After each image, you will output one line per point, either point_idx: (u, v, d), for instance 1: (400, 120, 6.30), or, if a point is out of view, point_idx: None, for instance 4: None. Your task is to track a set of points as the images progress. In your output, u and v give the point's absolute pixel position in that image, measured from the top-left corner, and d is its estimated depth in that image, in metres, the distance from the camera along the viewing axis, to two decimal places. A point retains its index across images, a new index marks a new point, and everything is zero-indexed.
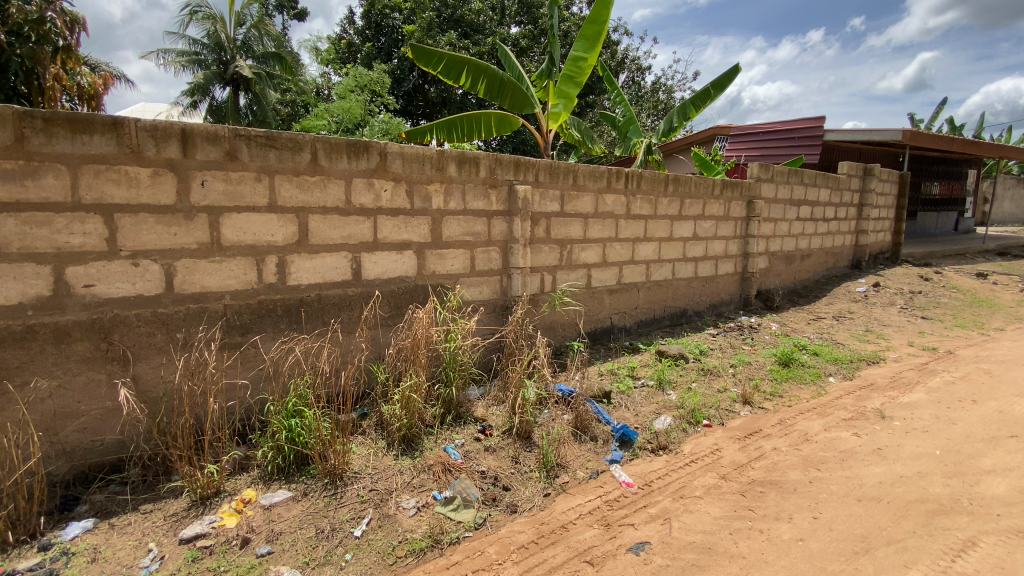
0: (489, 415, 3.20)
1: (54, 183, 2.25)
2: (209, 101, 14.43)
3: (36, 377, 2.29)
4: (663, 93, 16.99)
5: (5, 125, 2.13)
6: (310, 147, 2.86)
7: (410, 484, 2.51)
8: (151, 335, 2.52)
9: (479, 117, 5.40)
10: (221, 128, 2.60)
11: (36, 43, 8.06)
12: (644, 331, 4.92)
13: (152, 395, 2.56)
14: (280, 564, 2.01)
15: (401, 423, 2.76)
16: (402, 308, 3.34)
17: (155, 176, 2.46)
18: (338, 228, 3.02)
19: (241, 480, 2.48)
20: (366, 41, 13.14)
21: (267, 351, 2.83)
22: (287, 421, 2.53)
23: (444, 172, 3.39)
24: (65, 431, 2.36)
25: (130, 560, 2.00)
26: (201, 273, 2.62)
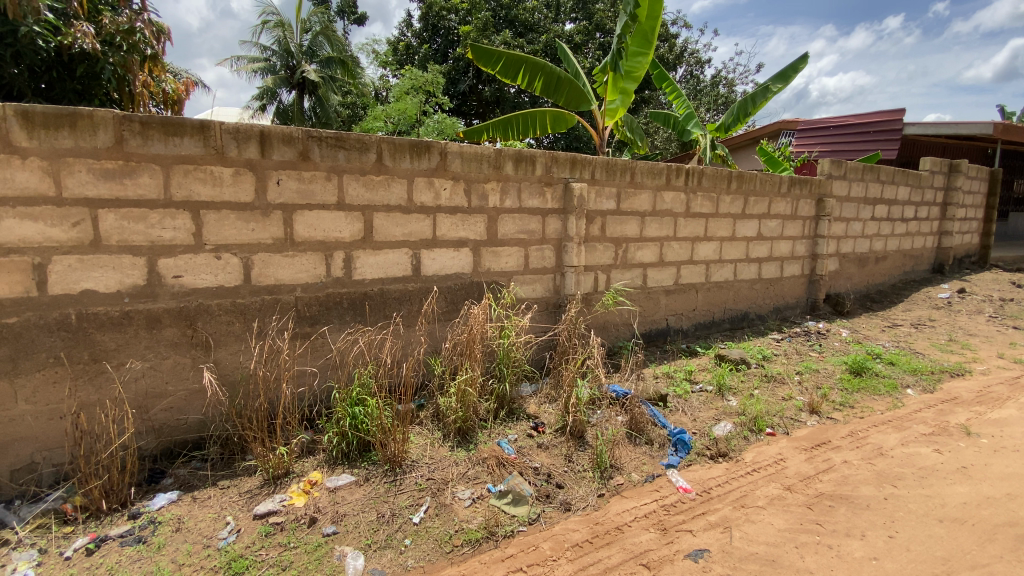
0: (541, 412, 3.20)
1: (148, 182, 2.45)
2: (277, 104, 15.24)
3: (131, 358, 2.50)
4: (723, 88, 16.39)
5: (108, 129, 2.35)
6: (376, 147, 2.97)
7: (465, 475, 2.56)
8: (230, 323, 2.70)
9: (535, 114, 5.36)
10: (295, 129, 2.74)
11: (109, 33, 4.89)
12: (701, 334, 4.77)
13: (231, 379, 2.74)
14: (344, 544, 2.10)
15: (457, 416, 2.82)
16: (458, 304, 3.40)
17: (236, 176, 2.63)
18: (400, 226, 3.12)
19: (308, 462, 2.62)
20: (423, 43, 13.46)
21: (334, 342, 2.98)
22: (351, 408, 2.65)
23: (501, 170, 3.42)
24: (155, 409, 2.58)
25: (210, 531, 2.16)
26: (276, 267, 2.79)
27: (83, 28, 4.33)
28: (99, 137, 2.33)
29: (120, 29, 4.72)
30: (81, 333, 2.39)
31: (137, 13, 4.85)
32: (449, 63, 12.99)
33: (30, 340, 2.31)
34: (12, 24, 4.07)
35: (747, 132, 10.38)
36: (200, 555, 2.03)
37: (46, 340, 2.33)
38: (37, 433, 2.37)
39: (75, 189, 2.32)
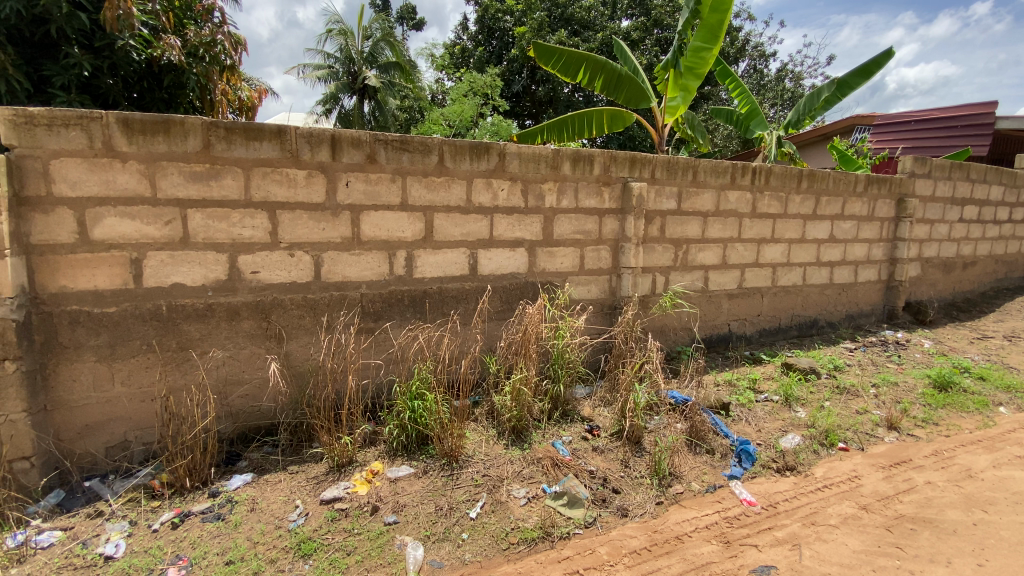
0: (596, 415, 3.17)
1: (232, 183, 2.63)
2: (339, 109, 15.91)
3: (213, 348, 2.69)
4: (789, 82, 15.59)
5: (197, 134, 2.53)
6: (438, 149, 3.04)
7: (520, 474, 2.57)
8: (301, 317, 2.85)
9: (592, 113, 5.29)
10: (364, 133, 2.85)
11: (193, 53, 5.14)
12: (766, 341, 4.56)
13: (300, 369, 2.89)
14: (404, 533, 2.17)
15: (512, 415, 2.84)
16: (514, 303, 3.42)
17: (309, 177, 2.78)
18: (459, 226, 3.18)
19: (370, 452, 2.72)
20: (479, 45, 13.65)
21: (395, 337, 3.08)
22: (411, 402, 2.72)
23: (559, 171, 3.41)
24: (233, 396, 2.76)
25: (280, 513, 2.29)
26: (343, 265, 2.91)
27: (172, 41, 4.70)
28: (188, 142, 2.52)
29: (204, 41, 5.06)
30: (170, 323, 2.60)
31: (218, 27, 5.22)
32: (503, 64, 13.10)
33: (126, 328, 2.54)
34: (111, 38, 4.45)
35: (816, 128, 9.80)
36: (272, 535, 2.16)
37: (141, 329, 2.55)
38: (131, 413, 2.60)
39: (167, 190, 2.52)
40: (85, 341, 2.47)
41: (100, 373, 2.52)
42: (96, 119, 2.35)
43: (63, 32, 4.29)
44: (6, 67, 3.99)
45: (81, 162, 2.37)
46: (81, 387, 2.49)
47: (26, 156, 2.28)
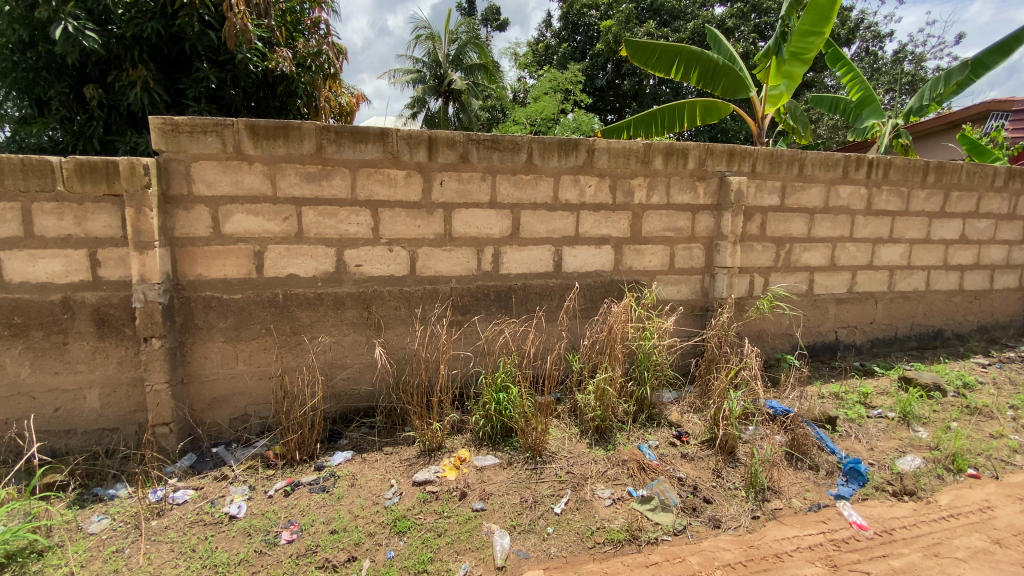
0: (684, 421, 3.05)
1: (339, 183, 2.84)
2: (426, 112, 16.59)
3: (320, 334, 2.94)
4: (908, 64, 14.00)
5: (311, 138, 2.75)
6: (528, 147, 3.07)
7: (605, 475, 2.54)
8: (397, 308, 3.03)
9: (683, 107, 5.08)
10: (457, 133, 2.95)
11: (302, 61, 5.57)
12: (878, 352, 4.15)
13: (396, 357, 3.08)
14: (491, 521, 2.23)
15: (595, 414, 2.81)
16: (599, 301, 3.39)
17: (408, 177, 2.93)
18: (545, 223, 3.20)
19: (458, 440, 2.83)
20: (563, 42, 13.58)
21: (482, 331, 3.17)
22: (496, 394, 2.79)
23: (650, 166, 3.30)
24: (336, 378, 3.01)
25: (377, 490, 2.45)
26: (436, 260, 3.05)
27: (284, 54, 5.15)
28: (304, 145, 2.75)
29: (311, 53, 5.54)
30: (285, 310, 2.87)
31: (324, 38, 5.69)
32: (588, 60, 12.95)
33: (249, 313, 2.83)
34: (232, 54, 4.94)
35: (942, 115, 8.71)
36: (371, 510, 2.31)
37: (261, 315, 2.84)
38: (251, 390, 2.90)
39: (285, 189, 2.78)
40: (215, 323, 2.79)
41: (227, 352, 2.83)
42: (228, 126, 2.64)
43: (195, 49, 4.85)
44: (148, 82, 4.63)
45: (215, 164, 2.67)
46: (211, 363, 2.82)
47: (172, 160, 2.62)
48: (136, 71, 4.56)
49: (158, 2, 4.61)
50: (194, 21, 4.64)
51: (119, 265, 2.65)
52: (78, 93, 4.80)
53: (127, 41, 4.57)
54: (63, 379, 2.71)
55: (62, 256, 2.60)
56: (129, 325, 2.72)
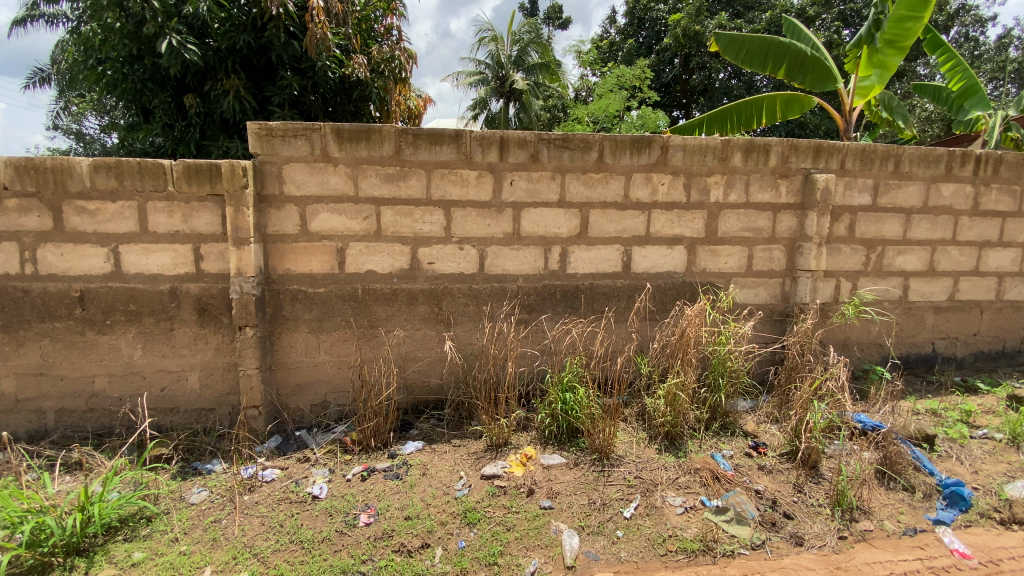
0: (761, 432, 2.92)
1: (415, 184, 2.94)
2: (488, 113, 16.81)
3: (394, 327, 3.07)
4: (1016, 50, 12.62)
5: (390, 141, 2.87)
6: (599, 146, 3.03)
7: (676, 482, 2.47)
8: (466, 305, 3.11)
9: (761, 102, 4.83)
10: (529, 133, 2.97)
11: (376, 66, 5.82)
12: (983, 367, 3.77)
13: (464, 353, 3.17)
14: (560, 520, 2.23)
15: (665, 420, 2.72)
16: (669, 304, 3.30)
17: (480, 177, 2.98)
18: (614, 223, 3.14)
19: (524, 438, 2.85)
20: (628, 38, 13.32)
21: (549, 330, 3.18)
22: (563, 394, 2.78)
23: (728, 163, 3.16)
24: (409, 370, 3.14)
25: (447, 481, 2.52)
26: (504, 258, 3.09)
27: (360, 60, 5.42)
28: (384, 147, 2.88)
29: (384, 58, 5.80)
30: (363, 304, 3.02)
31: (396, 43, 5.90)
32: (654, 55, 12.64)
33: (330, 307, 3.00)
34: (313, 62, 5.23)
35: None
36: (442, 499, 2.39)
37: (341, 308, 3.01)
38: (331, 378, 3.08)
39: (366, 190, 2.92)
40: (301, 314, 2.99)
41: (310, 342, 3.01)
42: (316, 130, 2.81)
43: (280, 58, 5.17)
44: (239, 90, 5.00)
45: (304, 166, 2.85)
46: (296, 352, 3.01)
47: (266, 162, 2.82)
48: (229, 81, 4.94)
49: (248, 16, 4.98)
50: (280, 32, 4.96)
51: (218, 259, 2.89)
52: (179, 102, 5.26)
53: (222, 53, 4.95)
54: (169, 361, 2.98)
55: (171, 250, 2.86)
56: (225, 314, 2.96)
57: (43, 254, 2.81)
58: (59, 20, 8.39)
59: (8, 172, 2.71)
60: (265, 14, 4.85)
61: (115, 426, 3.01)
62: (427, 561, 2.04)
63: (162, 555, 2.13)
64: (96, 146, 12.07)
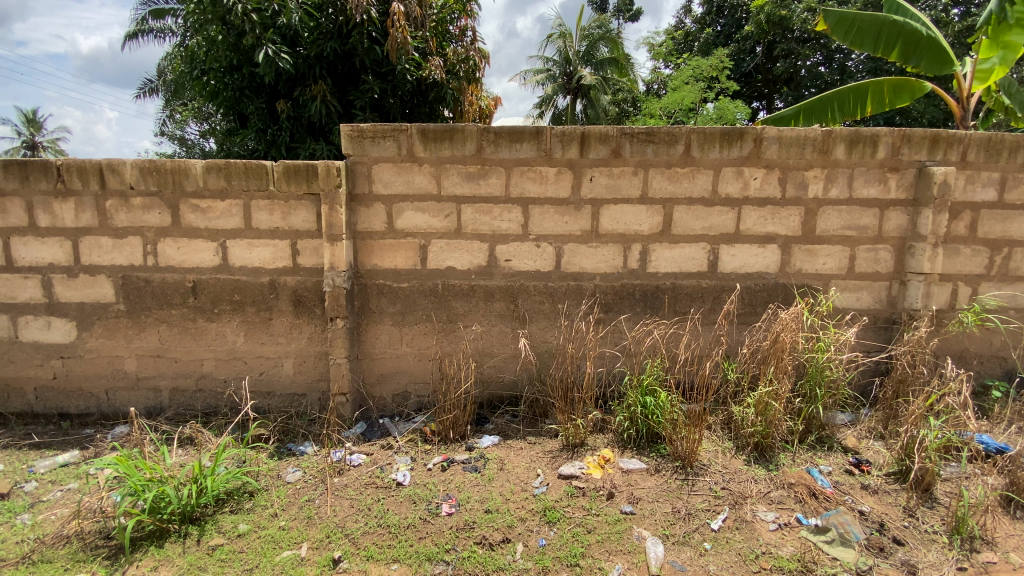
0: (864, 448, 2.69)
1: (495, 181, 2.97)
2: (554, 110, 16.73)
3: (472, 323, 3.13)
4: None
5: (472, 139, 2.92)
6: (685, 139, 2.90)
7: (767, 496, 2.33)
8: (542, 302, 3.11)
9: (865, 89, 4.44)
10: (611, 128, 2.90)
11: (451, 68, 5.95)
12: None
13: (539, 351, 3.16)
14: (642, 526, 2.17)
15: (755, 430, 2.58)
16: (759, 306, 3.11)
17: (559, 174, 2.96)
18: (700, 220, 3.01)
19: (601, 439, 2.80)
20: (706, 27, 12.75)
21: (628, 330, 3.11)
22: (643, 397, 2.70)
23: (829, 156, 2.94)
24: (485, 365, 3.18)
25: (525, 478, 2.53)
26: (582, 256, 3.05)
27: (436, 62, 5.55)
28: (466, 146, 2.92)
29: (459, 59, 5.92)
30: (443, 299, 3.10)
31: (470, 44, 6.01)
32: (733, 44, 12.00)
33: (413, 301, 3.11)
34: (393, 66, 5.42)
35: None
36: (520, 496, 2.40)
37: (423, 303, 3.11)
38: (412, 370, 3.19)
39: (448, 188, 2.99)
40: (386, 308, 3.11)
41: (393, 335, 3.14)
42: (403, 131, 2.90)
43: (363, 63, 5.41)
44: (326, 95, 5.28)
45: (391, 166, 2.96)
46: (380, 343, 3.15)
47: (357, 162, 2.95)
48: (317, 86, 5.23)
49: (335, 24, 5.25)
50: (364, 38, 5.18)
51: (313, 254, 3.07)
52: (271, 107, 5.64)
53: (311, 60, 5.25)
54: (267, 348, 3.21)
55: (271, 245, 3.07)
56: (317, 305, 3.14)
57: (163, 248, 3.11)
58: (168, 34, 9.26)
59: (134, 174, 3.01)
60: (351, 22, 5.09)
61: (220, 406, 3.29)
62: (508, 557, 2.06)
63: (264, 528, 2.29)
64: (196, 150, 13.24)
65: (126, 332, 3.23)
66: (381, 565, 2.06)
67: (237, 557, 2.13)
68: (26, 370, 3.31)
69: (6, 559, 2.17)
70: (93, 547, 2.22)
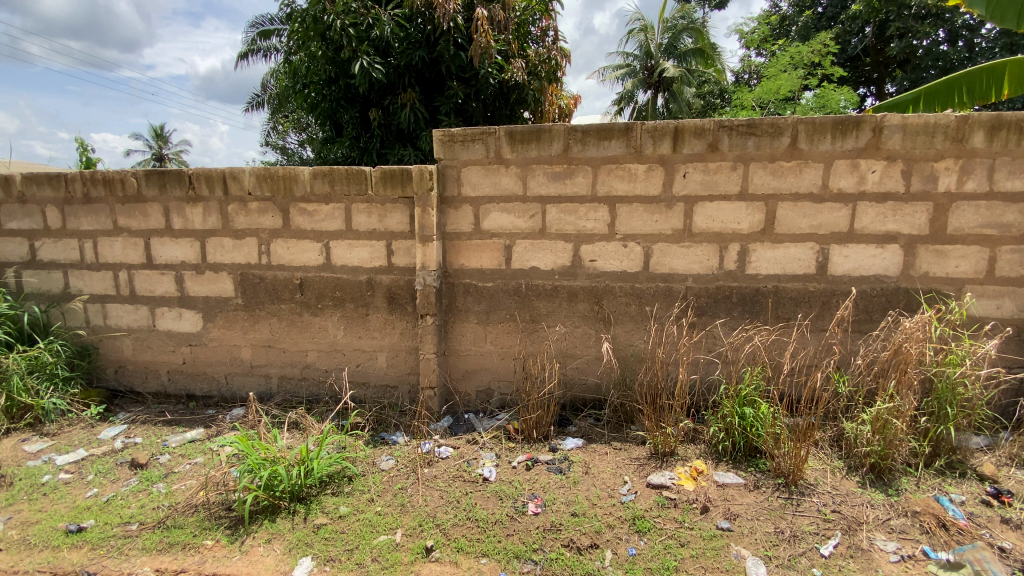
0: (1006, 478, 2.35)
1: (582, 180, 2.94)
2: (634, 106, 16.29)
3: (557, 323, 3.12)
4: None
5: (559, 139, 2.90)
6: (791, 130, 2.70)
7: (886, 524, 2.11)
8: (628, 304, 3.03)
9: (1002, 69, 3.84)
10: (707, 121, 2.76)
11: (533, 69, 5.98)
12: None
13: (625, 354, 3.09)
14: (741, 545, 2.05)
15: (871, 449, 2.34)
16: (877, 313, 2.83)
17: (649, 171, 2.87)
18: (808, 217, 2.78)
19: (692, 449, 2.68)
20: (805, 9, 11.79)
21: (725, 336, 2.95)
22: (740, 408, 2.55)
23: (965, 144, 2.59)
24: (568, 366, 3.16)
25: (611, 484, 2.48)
26: (672, 256, 2.93)
27: (519, 64, 5.60)
28: (553, 146, 2.92)
29: (541, 59, 5.94)
30: (527, 299, 3.12)
31: (552, 44, 6.02)
32: (837, 25, 10.98)
33: (498, 300, 3.16)
34: (476, 70, 5.54)
35: None
36: (608, 501, 2.35)
37: (508, 302, 3.15)
38: (496, 368, 3.24)
39: (534, 189, 3.00)
40: (472, 307, 3.19)
41: (478, 333, 3.21)
42: (492, 133, 2.95)
43: (448, 70, 5.57)
44: (414, 102, 5.52)
45: (479, 168, 3.02)
46: (466, 341, 3.23)
47: (448, 166, 3.05)
48: (406, 94, 5.47)
49: (423, 33, 5.44)
50: (450, 45, 5.34)
51: (406, 254, 3.21)
52: (364, 116, 5.98)
53: (401, 69, 5.50)
54: (363, 342, 3.41)
55: (369, 246, 3.26)
56: (409, 303, 3.28)
57: (275, 248, 3.41)
58: (273, 52, 10.13)
59: (252, 181, 3.32)
60: (438, 30, 5.28)
61: (322, 394, 3.55)
62: (597, 562, 2.02)
63: (362, 512, 2.43)
64: (295, 158, 14.39)
65: (242, 324, 3.58)
66: (470, 558, 2.11)
67: (339, 537, 2.28)
68: (161, 355, 3.77)
69: (146, 522, 2.48)
70: (216, 517, 2.48)
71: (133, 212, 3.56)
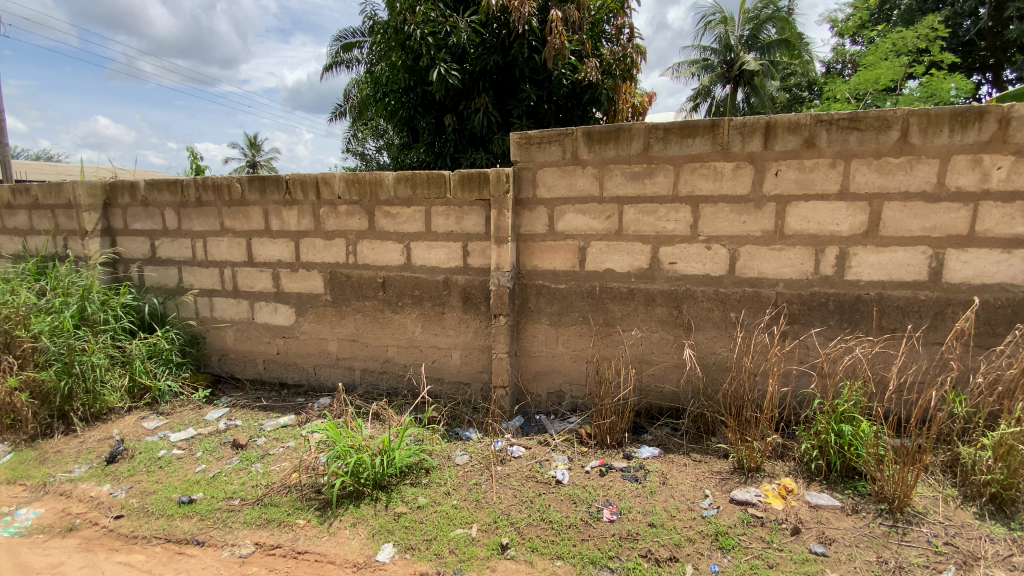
0: None
1: (663, 180, 2.85)
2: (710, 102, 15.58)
3: (633, 327, 3.05)
4: None
5: (639, 138, 2.84)
6: (902, 123, 2.46)
7: (1013, 563, 1.87)
8: (710, 309, 2.91)
9: None
10: (803, 115, 2.58)
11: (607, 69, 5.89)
12: None
13: (705, 361, 2.97)
14: (838, 572, 1.90)
15: (993, 478, 2.09)
16: (1002, 327, 2.52)
17: (737, 169, 2.73)
18: (920, 218, 2.53)
19: (780, 466, 2.52)
20: None
21: (820, 347, 2.76)
22: (837, 425, 2.36)
23: None
24: (644, 372, 3.09)
25: (691, 496, 2.39)
26: (761, 260, 2.77)
27: (593, 63, 5.53)
28: (632, 145, 2.86)
29: (616, 58, 5.83)
30: (602, 302, 3.08)
31: (628, 42, 5.89)
32: (948, 6, 9.89)
33: (572, 303, 3.14)
34: (550, 72, 5.54)
35: None
36: (687, 514, 2.27)
37: (582, 305, 3.12)
38: (568, 370, 3.23)
39: (612, 189, 2.95)
40: (545, 308, 3.20)
41: (550, 334, 3.22)
42: (569, 134, 2.94)
43: (523, 73, 5.62)
44: (488, 106, 5.62)
45: (556, 169, 3.03)
46: (538, 341, 3.25)
47: (525, 168, 3.09)
48: (481, 99, 5.58)
49: (499, 38, 5.51)
50: (524, 49, 5.38)
51: (482, 254, 3.28)
52: (440, 121, 6.17)
53: (476, 74, 5.62)
54: (439, 339, 3.52)
55: (447, 247, 3.36)
56: (484, 303, 3.35)
57: (360, 248, 3.60)
58: (355, 63, 10.69)
59: (341, 185, 3.54)
60: (513, 34, 5.33)
61: (401, 388, 3.71)
62: None
63: (440, 504, 2.51)
64: (372, 162, 15.11)
65: (330, 319, 3.82)
66: (546, 559, 2.12)
67: (418, 527, 2.37)
68: (258, 346, 4.11)
69: (246, 498, 2.71)
70: (307, 498, 2.66)
71: (238, 214, 3.90)
